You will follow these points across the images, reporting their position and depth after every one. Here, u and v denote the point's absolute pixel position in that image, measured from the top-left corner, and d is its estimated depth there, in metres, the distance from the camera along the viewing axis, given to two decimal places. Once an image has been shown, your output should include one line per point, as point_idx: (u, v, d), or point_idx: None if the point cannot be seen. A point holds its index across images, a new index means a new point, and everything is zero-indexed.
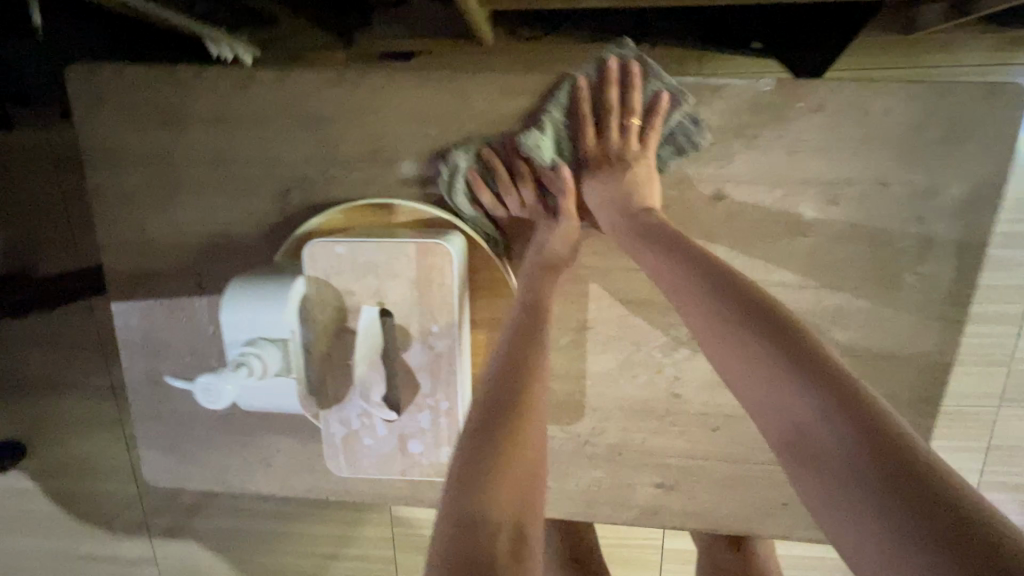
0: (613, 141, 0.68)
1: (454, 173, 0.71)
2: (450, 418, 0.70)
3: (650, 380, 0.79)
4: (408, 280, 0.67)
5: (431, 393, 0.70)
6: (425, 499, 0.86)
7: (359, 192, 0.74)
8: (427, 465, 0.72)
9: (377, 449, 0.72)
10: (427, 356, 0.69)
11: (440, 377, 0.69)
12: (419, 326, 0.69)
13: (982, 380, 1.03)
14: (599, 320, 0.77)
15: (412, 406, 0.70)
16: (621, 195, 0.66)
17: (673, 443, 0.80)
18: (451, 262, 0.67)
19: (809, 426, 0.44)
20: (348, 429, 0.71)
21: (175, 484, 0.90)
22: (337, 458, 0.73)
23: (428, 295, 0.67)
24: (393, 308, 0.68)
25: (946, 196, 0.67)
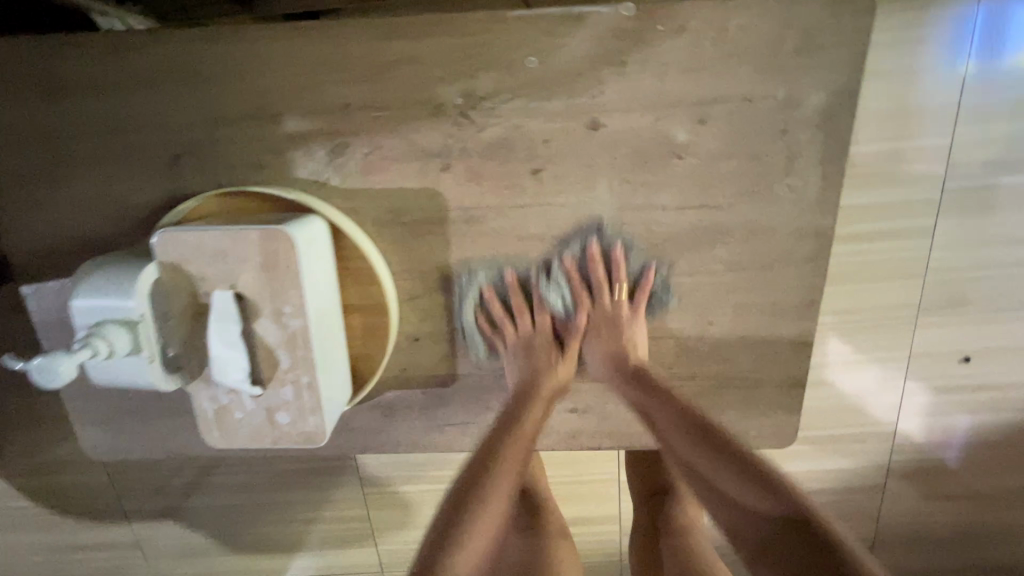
0: (608, 301, 0.79)
1: (465, 299, 0.81)
2: (312, 390, 0.70)
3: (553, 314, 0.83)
4: (255, 266, 0.64)
5: (291, 367, 0.69)
6: (358, 446, 0.90)
7: (246, 154, 0.74)
8: (294, 434, 0.72)
9: (248, 422, 0.71)
10: (279, 331, 0.67)
11: (298, 353, 0.68)
12: (270, 307, 0.66)
13: (894, 289, 1.07)
14: (499, 259, 0.79)
15: (274, 380, 0.69)
16: (616, 353, 0.78)
17: (582, 368, 0.86)
18: (293, 242, 0.64)
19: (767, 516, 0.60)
20: (217, 404, 0.70)
21: (115, 458, 0.92)
22: (210, 431, 0.72)
23: (276, 279, 0.64)
24: (246, 292, 0.65)
25: (807, 107, 0.70)
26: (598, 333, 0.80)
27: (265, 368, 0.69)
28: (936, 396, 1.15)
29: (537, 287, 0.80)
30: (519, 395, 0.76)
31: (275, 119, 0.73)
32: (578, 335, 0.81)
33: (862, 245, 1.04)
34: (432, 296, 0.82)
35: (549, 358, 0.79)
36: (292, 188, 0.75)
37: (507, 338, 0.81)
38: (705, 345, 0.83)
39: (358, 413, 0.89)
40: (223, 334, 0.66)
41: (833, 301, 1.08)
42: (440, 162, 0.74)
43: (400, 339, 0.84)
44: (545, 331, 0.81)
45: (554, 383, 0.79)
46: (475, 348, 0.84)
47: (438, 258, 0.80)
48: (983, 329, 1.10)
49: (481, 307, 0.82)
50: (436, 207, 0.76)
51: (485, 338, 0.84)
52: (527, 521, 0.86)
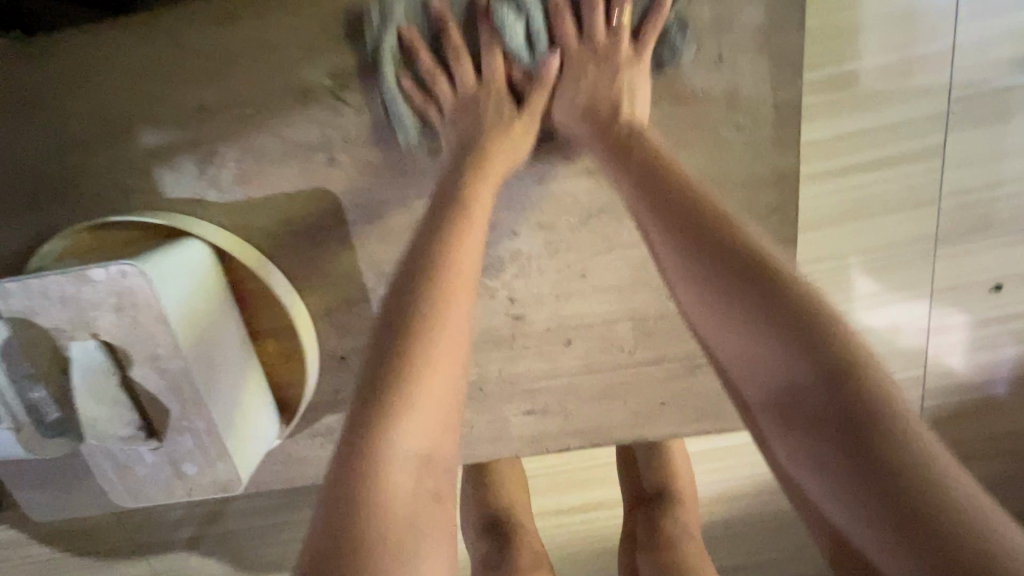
0: (600, 33, 0.60)
1: (380, 43, 0.59)
2: (213, 436, 0.62)
3: (488, 309, 0.73)
4: (112, 310, 0.55)
5: (183, 414, 0.61)
6: (304, 479, 0.82)
7: (108, 180, 0.64)
8: (207, 484, 0.65)
9: (154, 477, 0.64)
10: (159, 377, 0.59)
11: (187, 398, 0.60)
12: (143, 352, 0.58)
13: (906, 221, 0.92)
14: None
15: (170, 429, 0.62)
16: (598, 100, 0.58)
17: (533, 366, 0.75)
18: (147, 276, 0.55)
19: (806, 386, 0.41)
20: (117, 461, 0.63)
21: (57, 518, 0.85)
22: (117, 489, 0.66)
23: (138, 320, 0.56)
24: (110, 340, 0.57)
25: (739, 29, 0.59)
26: (579, 76, 0.60)
27: (157, 418, 0.62)
28: (970, 335, 0.99)
29: (493, 13, 0.59)
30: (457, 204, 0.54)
31: (129, 137, 0.63)
32: (547, 85, 0.61)
33: (845, 177, 0.89)
34: (349, 310, 0.72)
35: (502, 121, 0.60)
36: (165, 212, 0.65)
37: (444, 88, 0.61)
38: (665, 322, 0.73)
39: (299, 445, 0.81)
40: (97, 390, 0.58)
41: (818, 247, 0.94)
42: (323, 157, 0.64)
43: (325, 359, 0.76)
44: (499, 79, 0.61)
45: (506, 154, 0.59)
46: (401, 120, 0.62)
47: (347, 266, 0.70)
48: (1010, 253, 0.95)
49: (406, 62, 0.62)
50: (331, 209, 0.66)
51: (414, 106, 0.62)
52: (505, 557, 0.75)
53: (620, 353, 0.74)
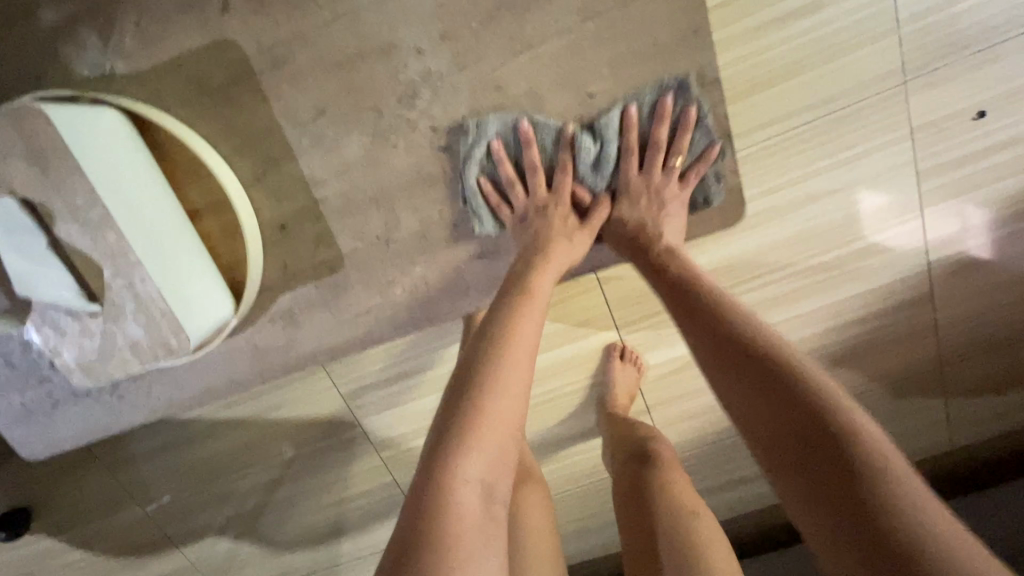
0: (656, 173, 0.72)
1: (469, 159, 0.72)
2: (149, 291, 0.63)
3: (414, 147, 0.71)
4: (23, 160, 0.57)
5: (115, 271, 0.62)
6: (274, 367, 0.82)
7: (20, 67, 0.66)
8: (154, 348, 0.65)
9: (103, 347, 0.65)
10: (86, 233, 0.60)
11: (114, 252, 0.61)
12: (62, 204, 0.59)
13: (868, 59, 0.88)
14: (329, 97, 0.69)
15: (105, 290, 0.62)
16: (641, 227, 0.72)
17: (473, 202, 0.74)
18: (48, 118, 0.56)
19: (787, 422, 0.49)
20: (63, 336, 0.64)
21: (55, 453, 0.88)
22: (70, 369, 0.66)
23: (49, 166, 0.57)
24: (27, 194, 0.58)
25: None
26: (634, 202, 0.73)
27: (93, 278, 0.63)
28: (957, 171, 0.96)
29: (575, 141, 0.72)
30: (512, 300, 0.66)
31: (27, 17, 0.65)
32: (604, 209, 0.75)
33: (783, 32, 0.86)
34: (276, 171, 0.72)
35: (565, 225, 0.73)
36: (77, 88, 0.66)
37: (519, 201, 0.74)
38: (594, 124, 0.71)
39: (263, 332, 0.80)
40: (23, 248, 0.60)
41: (754, 113, 0.91)
42: (215, 4, 0.64)
43: (265, 233, 0.75)
44: (566, 196, 0.74)
45: (564, 251, 0.71)
46: (477, 217, 0.74)
47: (263, 122, 0.70)
48: (965, 81, 0.90)
49: (490, 171, 0.74)
50: (235, 61, 0.67)
51: (489, 205, 0.75)
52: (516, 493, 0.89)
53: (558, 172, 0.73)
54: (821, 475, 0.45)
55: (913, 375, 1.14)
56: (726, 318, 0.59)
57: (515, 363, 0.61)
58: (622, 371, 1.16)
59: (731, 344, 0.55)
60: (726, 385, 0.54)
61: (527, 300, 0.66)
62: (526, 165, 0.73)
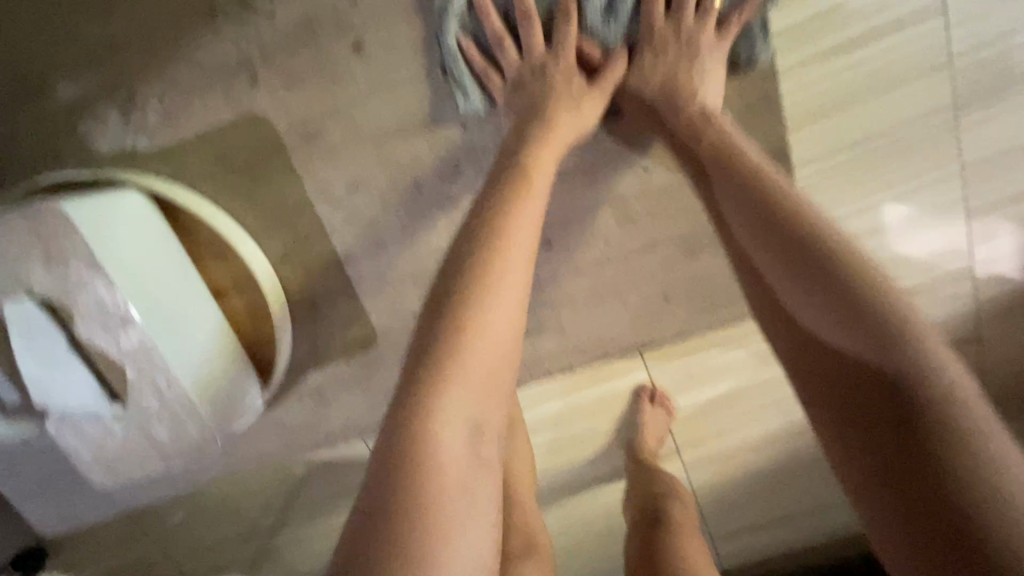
0: (689, 15, 0.58)
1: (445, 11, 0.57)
2: (177, 389, 0.59)
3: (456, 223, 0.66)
4: (44, 262, 0.52)
5: (141, 371, 0.57)
6: (305, 444, 0.78)
7: (37, 147, 0.62)
8: (183, 445, 0.61)
9: (128, 447, 0.61)
10: (108, 333, 0.55)
11: (140, 353, 0.56)
12: (84, 306, 0.54)
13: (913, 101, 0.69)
14: (365, 173, 0.64)
15: (131, 391, 0.58)
16: (669, 83, 0.57)
17: None
18: (66, 216, 0.51)
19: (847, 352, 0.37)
20: (86, 438, 0.59)
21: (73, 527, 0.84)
22: (94, 469, 0.62)
23: (71, 268, 0.53)
24: (47, 296, 0.53)
25: None
26: (660, 52, 0.58)
27: (116, 377, 0.58)
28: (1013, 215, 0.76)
29: None
30: (506, 183, 0.50)
31: (42, 96, 0.60)
32: (619, 65, 0.59)
33: (884, 40, 0.66)
34: (307, 248, 0.67)
35: (572, 90, 0.57)
36: (97, 168, 0.61)
37: (511, 59, 0.58)
38: (651, 199, 0.65)
39: (292, 409, 0.76)
40: (43, 354, 0.55)
41: (833, 134, 0.70)
42: (244, 77, 0.60)
43: (295, 310, 0.71)
44: (572, 50, 0.58)
45: (570, 122, 0.56)
46: (460, 87, 0.60)
47: (294, 198, 0.65)
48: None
49: (472, 27, 0.59)
50: (265, 135, 0.63)
51: (474, 73, 0.60)
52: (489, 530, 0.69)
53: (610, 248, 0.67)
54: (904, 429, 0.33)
55: None
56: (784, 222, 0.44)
57: (511, 279, 0.45)
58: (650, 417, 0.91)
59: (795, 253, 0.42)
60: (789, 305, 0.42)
61: (521, 207, 0.49)
62: (516, 14, 0.58)
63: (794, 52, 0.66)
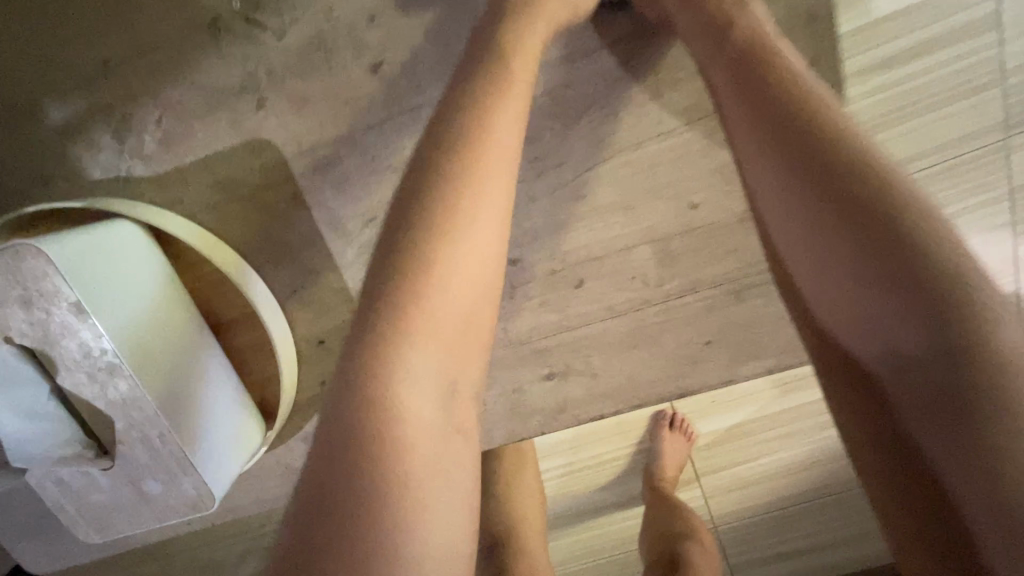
0: None
1: None
2: (167, 443, 0.53)
3: None
4: (24, 306, 0.47)
5: (129, 423, 0.51)
6: None
7: (26, 174, 0.57)
8: (174, 502, 0.55)
9: (116, 503, 0.55)
10: (93, 384, 0.50)
11: (128, 403, 0.51)
12: (68, 353, 0.49)
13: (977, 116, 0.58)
14: (380, 204, 0.58)
15: (119, 444, 0.52)
16: None
17: (542, 319, 0.63)
18: (46, 259, 0.46)
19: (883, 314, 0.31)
20: (70, 493, 0.54)
21: None
22: (79, 525, 0.56)
23: (53, 312, 0.47)
24: (27, 342, 0.48)
25: None
26: None
27: (102, 429, 0.53)
28: None
29: None
30: (471, 111, 0.40)
31: (33, 117, 0.56)
32: None
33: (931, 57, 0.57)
34: (315, 283, 0.62)
35: None
36: (89, 196, 0.56)
37: None
38: (693, 237, 0.59)
39: (295, 453, 0.70)
40: (23, 404, 0.50)
41: (949, 126, 0.58)
42: (249, 100, 0.56)
43: (302, 349, 0.65)
44: None
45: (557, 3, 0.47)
46: None
47: (302, 230, 0.60)
48: None
49: None
50: (272, 163, 0.58)
51: None
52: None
53: (646, 288, 0.61)
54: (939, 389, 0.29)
55: None
56: (805, 121, 0.35)
57: (477, 227, 0.37)
58: (670, 446, 0.86)
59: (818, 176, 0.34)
60: (802, 224, 0.35)
61: (498, 132, 0.39)
62: None
63: (890, 43, 0.57)
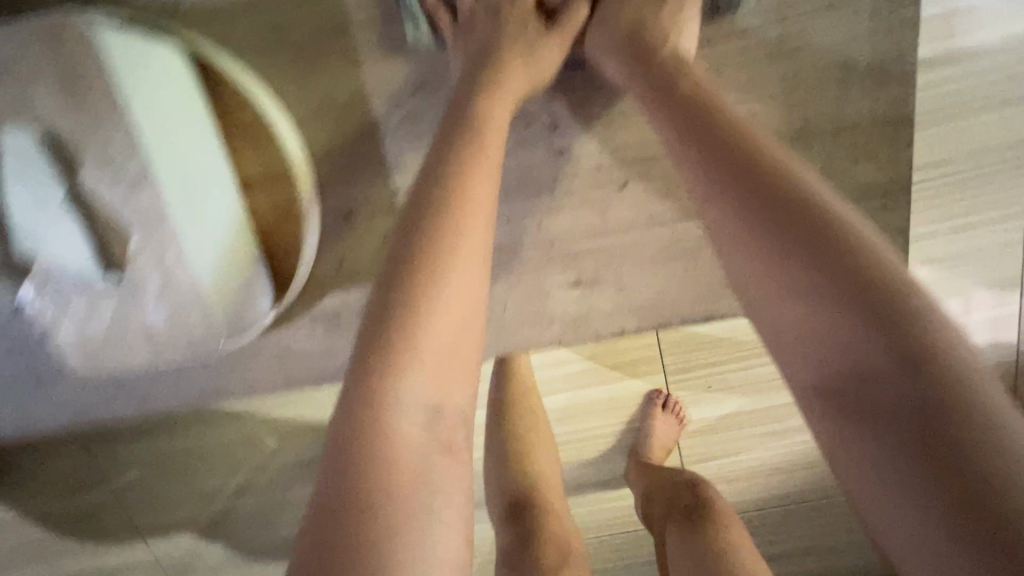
0: None
1: None
2: (184, 266, 0.51)
3: (524, 141, 0.60)
4: (62, 85, 0.46)
5: (148, 238, 0.49)
6: (308, 379, 0.69)
7: None
8: (179, 337, 0.53)
9: (117, 330, 0.53)
10: (118, 189, 0.48)
11: (151, 214, 0.49)
12: (97, 147, 0.47)
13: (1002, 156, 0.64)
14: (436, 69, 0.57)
15: (132, 261, 0.50)
16: None
17: (579, 219, 0.62)
18: (93, 46, 0.45)
19: (861, 377, 0.32)
20: (69, 312, 0.52)
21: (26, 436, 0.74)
22: (71, 351, 0.54)
23: (93, 100, 0.46)
24: (59, 129, 0.46)
25: None
26: None
27: (116, 245, 0.50)
28: None
29: None
30: (468, 146, 0.44)
31: None
32: None
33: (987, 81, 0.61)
34: (355, 148, 0.61)
35: None
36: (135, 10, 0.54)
37: None
38: None
39: (300, 335, 0.68)
40: (38, 197, 0.47)
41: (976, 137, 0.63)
42: None
43: (327, 220, 0.63)
44: None
45: None
46: None
47: (352, 88, 0.59)
48: None
49: None
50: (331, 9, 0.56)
51: None
52: (514, 551, 0.67)
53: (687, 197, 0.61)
54: (890, 397, 0.31)
55: None
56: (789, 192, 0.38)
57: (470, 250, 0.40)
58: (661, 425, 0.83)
59: (794, 248, 0.36)
60: (783, 293, 0.37)
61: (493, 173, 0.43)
62: None
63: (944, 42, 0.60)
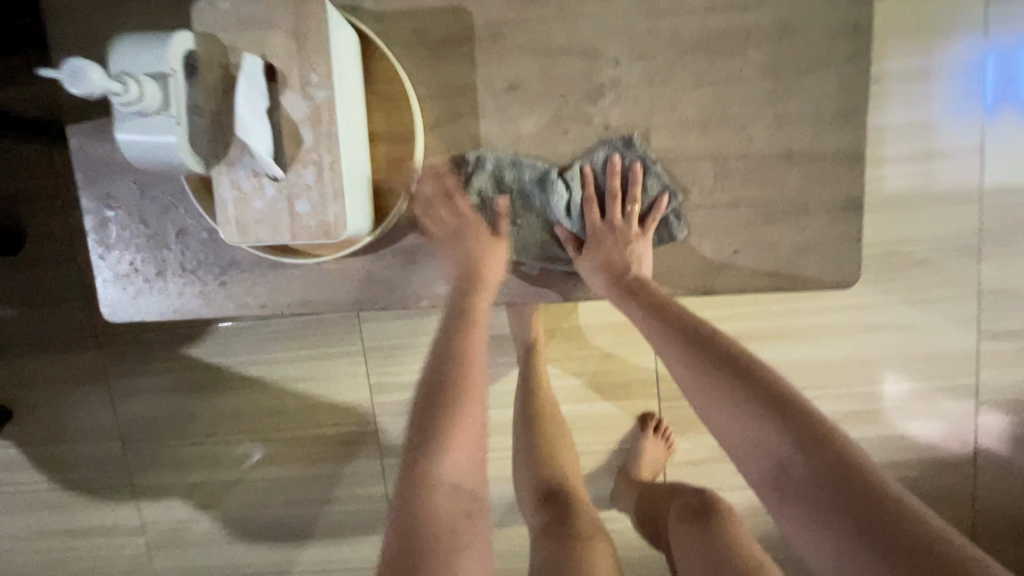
0: None
1: None
2: (334, 172, 0.69)
3: (582, 135, 0.81)
4: (288, 32, 0.67)
5: (314, 147, 0.68)
6: (377, 301, 0.86)
7: None
8: (312, 226, 0.69)
9: (268, 213, 0.69)
10: (304, 108, 0.68)
11: (322, 130, 0.68)
12: (298, 77, 0.67)
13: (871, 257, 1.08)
14: (526, 75, 0.80)
15: (297, 162, 0.68)
16: None
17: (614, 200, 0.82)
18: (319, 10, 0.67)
19: (786, 462, 0.61)
20: (239, 191, 0.69)
21: (135, 318, 0.89)
22: (228, 225, 0.70)
23: (305, 46, 0.67)
24: (276, 63, 0.67)
25: None
26: None
27: (289, 148, 0.68)
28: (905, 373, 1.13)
29: None
30: (463, 332, 0.77)
31: None
32: None
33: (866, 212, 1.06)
34: (456, 123, 0.81)
35: None
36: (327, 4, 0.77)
37: None
38: (742, 164, 0.80)
39: (382, 263, 0.85)
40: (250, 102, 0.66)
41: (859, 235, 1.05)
42: None
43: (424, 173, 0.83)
44: None
45: None
46: None
47: (463, 79, 0.80)
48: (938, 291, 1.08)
49: None
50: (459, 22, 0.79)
51: None
52: (550, 523, 0.84)
53: (697, 193, 0.81)
54: (808, 476, 0.59)
55: (946, 493, 1.16)
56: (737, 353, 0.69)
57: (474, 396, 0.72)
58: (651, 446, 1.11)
59: (750, 392, 0.65)
60: (742, 420, 0.65)
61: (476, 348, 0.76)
62: None
63: None
